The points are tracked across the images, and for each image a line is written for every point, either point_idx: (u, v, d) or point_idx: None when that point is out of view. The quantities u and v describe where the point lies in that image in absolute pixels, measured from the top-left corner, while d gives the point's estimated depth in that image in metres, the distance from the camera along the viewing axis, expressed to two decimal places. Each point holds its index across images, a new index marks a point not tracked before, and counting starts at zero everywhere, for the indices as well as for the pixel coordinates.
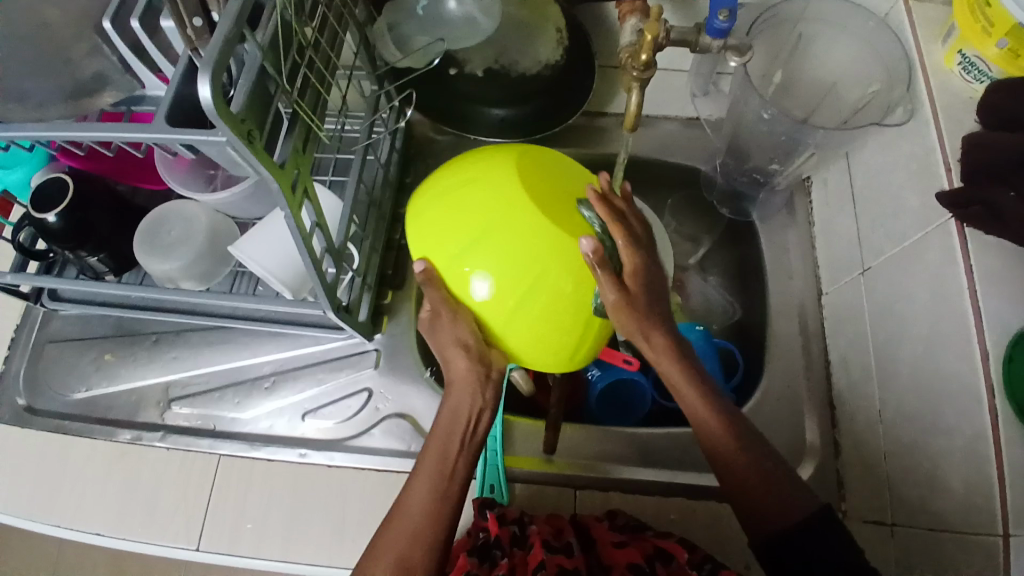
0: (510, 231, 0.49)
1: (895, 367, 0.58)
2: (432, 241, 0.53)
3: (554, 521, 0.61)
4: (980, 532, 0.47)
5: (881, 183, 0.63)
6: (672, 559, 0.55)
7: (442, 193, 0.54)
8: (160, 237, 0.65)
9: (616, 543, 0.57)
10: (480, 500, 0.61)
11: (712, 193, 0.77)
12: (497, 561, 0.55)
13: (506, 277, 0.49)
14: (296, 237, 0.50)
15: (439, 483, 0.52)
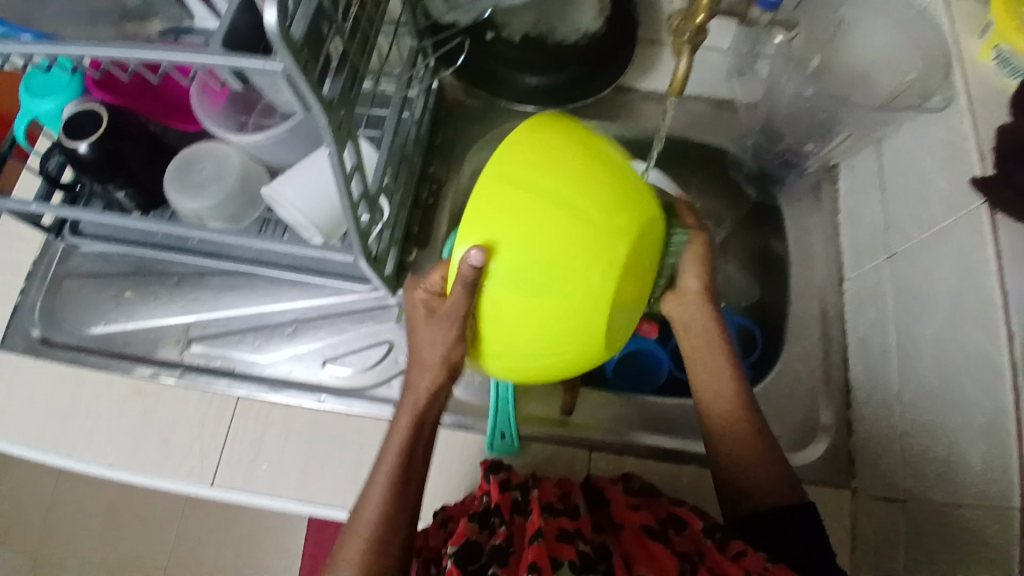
0: (581, 292, 0.43)
1: (918, 350, 0.58)
2: (507, 237, 0.42)
3: (562, 484, 0.60)
4: (996, 504, 0.48)
5: (912, 170, 0.62)
6: (686, 526, 0.55)
7: (535, 184, 0.43)
8: (191, 175, 0.65)
9: (631, 506, 0.57)
10: (489, 463, 0.61)
11: (740, 173, 0.79)
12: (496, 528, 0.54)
13: (547, 328, 0.44)
14: (337, 177, 0.50)
15: (395, 483, 0.53)
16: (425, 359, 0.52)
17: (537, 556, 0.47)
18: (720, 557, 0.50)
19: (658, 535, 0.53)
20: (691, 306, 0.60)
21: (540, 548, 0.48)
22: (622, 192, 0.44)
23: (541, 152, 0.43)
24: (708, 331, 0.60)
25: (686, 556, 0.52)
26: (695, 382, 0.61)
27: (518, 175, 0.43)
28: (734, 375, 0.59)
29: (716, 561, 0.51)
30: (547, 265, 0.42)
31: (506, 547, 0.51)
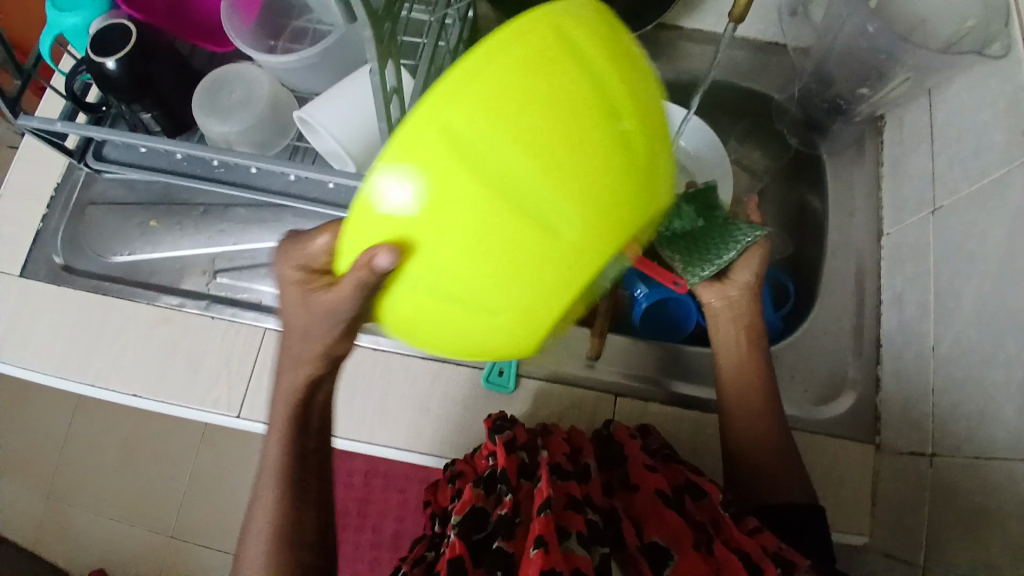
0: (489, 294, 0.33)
1: (957, 305, 0.57)
2: (415, 213, 0.31)
3: (575, 439, 0.60)
4: None
5: (965, 122, 0.59)
6: (704, 495, 0.56)
7: (478, 143, 0.30)
8: (220, 98, 0.64)
9: (648, 465, 0.57)
10: (493, 417, 0.60)
11: (783, 122, 0.77)
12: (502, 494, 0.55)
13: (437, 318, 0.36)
14: (377, 96, 0.49)
15: (287, 447, 0.52)
16: (303, 350, 0.51)
17: (544, 529, 0.47)
18: (736, 533, 0.52)
19: (673, 503, 0.54)
20: (733, 294, 0.63)
21: (547, 520, 0.48)
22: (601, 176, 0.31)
23: (501, 80, 0.29)
24: (745, 318, 0.63)
25: (702, 528, 0.53)
26: (716, 352, 0.64)
27: (461, 125, 0.29)
28: (760, 361, 0.62)
29: (732, 534, 0.52)
30: (455, 259, 0.32)
31: (513, 516, 0.52)
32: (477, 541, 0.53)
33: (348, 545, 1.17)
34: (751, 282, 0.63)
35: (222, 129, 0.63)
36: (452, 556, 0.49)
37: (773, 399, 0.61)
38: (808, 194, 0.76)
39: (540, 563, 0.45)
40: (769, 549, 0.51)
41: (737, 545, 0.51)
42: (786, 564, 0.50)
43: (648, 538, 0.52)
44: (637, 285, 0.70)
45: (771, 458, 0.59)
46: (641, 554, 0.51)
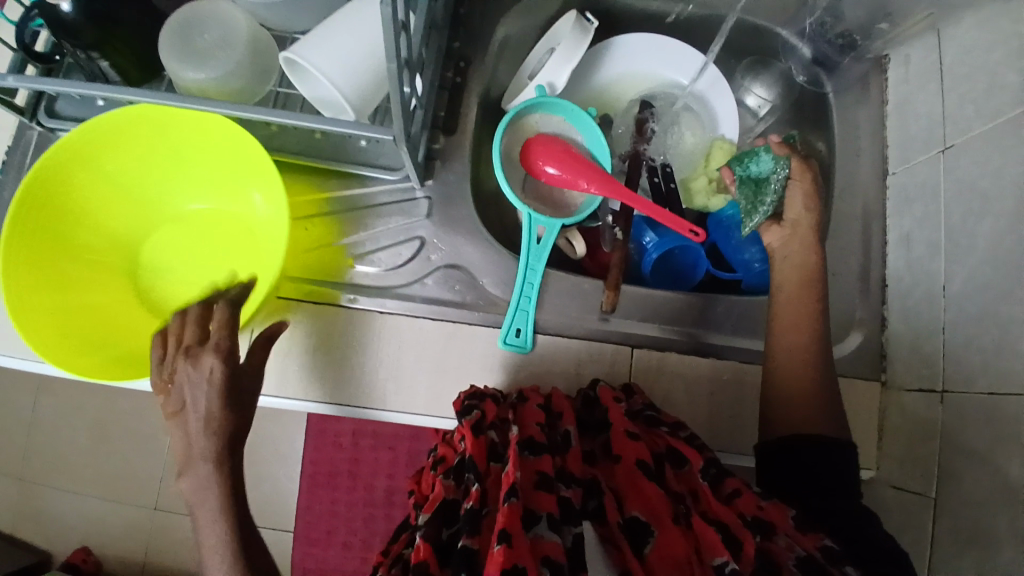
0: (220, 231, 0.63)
1: (970, 244, 0.58)
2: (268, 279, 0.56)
3: (554, 405, 0.60)
4: None
5: (977, 60, 0.60)
6: (684, 463, 0.55)
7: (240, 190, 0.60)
8: (193, 39, 0.57)
9: (629, 433, 0.55)
10: (469, 389, 0.61)
11: (791, 60, 0.74)
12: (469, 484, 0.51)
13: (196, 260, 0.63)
14: (386, 32, 0.43)
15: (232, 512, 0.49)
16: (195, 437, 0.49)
17: (507, 521, 0.43)
18: (715, 504, 0.50)
19: (652, 473, 0.53)
20: (802, 248, 0.62)
21: (511, 511, 0.44)
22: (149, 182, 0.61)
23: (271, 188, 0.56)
24: (807, 273, 0.62)
25: (681, 499, 0.51)
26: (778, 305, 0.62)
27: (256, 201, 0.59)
28: (818, 316, 0.61)
29: (710, 505, 0.51)
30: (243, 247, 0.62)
31: (480, 509, 0.49)
32: (446, 538, 0.50)
33: (341, 504, 1.14)
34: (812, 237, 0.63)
35: (192, 79, 0.57)
36: (416, 560, 0.46)
37: (825, 355, 0.60)
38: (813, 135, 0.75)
39: (501, 561, 0.41)
40: (747, 515, 0.50)
41: (715, 516, 0.49)
42: (764, 529, 0.50)
43: (628, 513, 0.50)
44: (646, 233, 0.69)
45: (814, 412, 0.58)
46: (620, 532, 0.49)
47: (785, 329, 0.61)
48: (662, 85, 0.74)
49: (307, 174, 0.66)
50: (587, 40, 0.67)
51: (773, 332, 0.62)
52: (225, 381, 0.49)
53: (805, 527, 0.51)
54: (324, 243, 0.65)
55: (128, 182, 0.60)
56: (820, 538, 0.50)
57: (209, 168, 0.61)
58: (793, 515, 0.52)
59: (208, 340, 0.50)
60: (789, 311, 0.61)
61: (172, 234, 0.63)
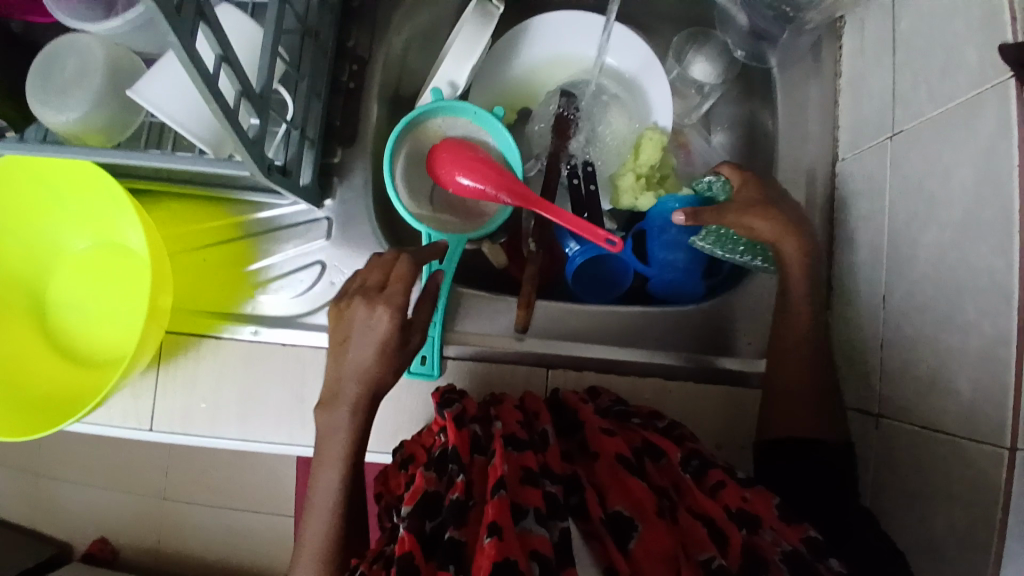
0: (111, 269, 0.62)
1: (913, 251, 0.50)
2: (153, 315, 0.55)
3: (529, 405, 0.56)
4: (981, 443, 0.42)
5: (931, 31, 0.50)
6: (662, 456, 0.50)
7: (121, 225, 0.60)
8: (52, 76, 0.54)
9: (605, 430, 0.51)
10: (442, 392, 0.57)
11: (729, 32, 0.67)
12: (454, 476, 0.47)
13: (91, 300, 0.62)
14: (194, 80, 0.38)
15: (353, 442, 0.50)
16: (349, 380, 0.50)
17: (497, 514, 0.40)
18: (700, 497, 0.46)
19: (633, 467, 0.48)
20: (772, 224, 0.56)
21: (500, 503, 0.41)
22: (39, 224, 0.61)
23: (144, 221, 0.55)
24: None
25: (663, 493, 0.47)
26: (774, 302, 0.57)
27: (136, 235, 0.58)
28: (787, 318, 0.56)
29: (696, 498, 0.46)
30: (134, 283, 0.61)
31: (466, 500, 0.45)
32: (430, 531, 0.44)
33: None
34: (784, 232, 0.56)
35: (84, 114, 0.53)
36: (401, 552, 0.41)
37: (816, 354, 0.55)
38: (760, 114, 0.68)
39: (492, 554, 0.37)
40: (732, 508, 0.45)
41: (701, 510, 0.45)
42: (750, 523, 0.44)
43: (611, 508, 0.45)
44: (568, 242, 0.63)
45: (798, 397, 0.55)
46: (603, 527, 0.44)
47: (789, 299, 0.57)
48: (574, 65, 0.68)
49: (202, 201, 0.63)
50: (491, 27, 0.61)
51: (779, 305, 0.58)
52: (392, 334, 0.50)
53: (789, 518, 0.46)
54: (225, 270, 0.63)
55: (12, 230, 0.60)
56: (807, 529, 0.45)
57: (89, 208, 0.60)
58: (778, 504, 0.47)
59: (386, 289, 0.50)
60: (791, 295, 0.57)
61: (68, 273, 0.62)
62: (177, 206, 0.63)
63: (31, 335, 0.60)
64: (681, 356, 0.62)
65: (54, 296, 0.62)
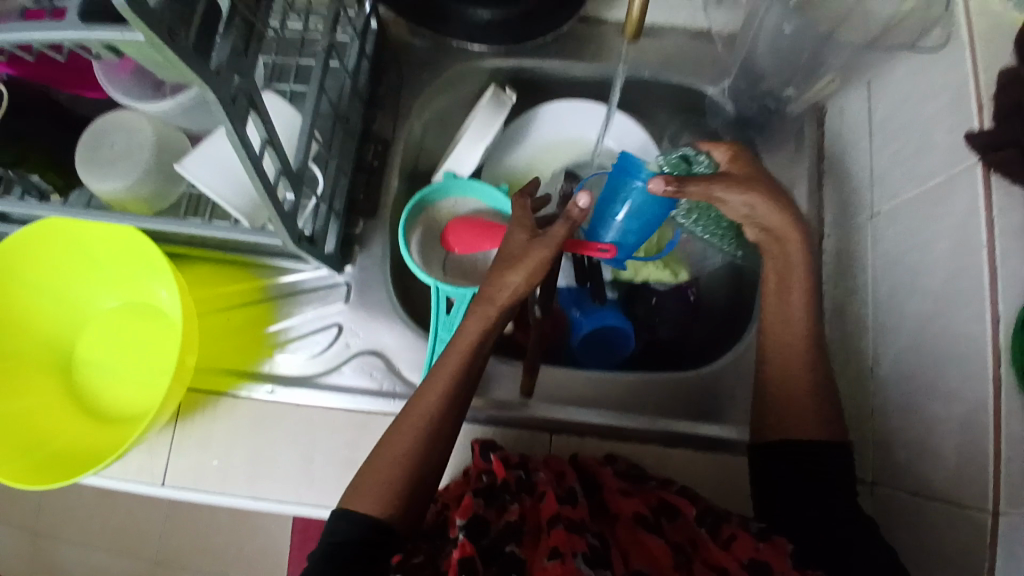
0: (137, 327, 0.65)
1: (897, 322, 0.54)
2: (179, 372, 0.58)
3: (553, 464, 0.58)
4: (968, 506, 0.44)
5: (903, 119, 0.56)
6: (678, 515, 0.53)
7: (153, 286, 0.64)
8: (101, 150, 0.59)
9: (622, 492, 0.55)
10: (482, 442, 0.59)
11: (716, 119, 0.72)
12: (506, 505, 0.53)
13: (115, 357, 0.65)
14: (243, 162, 0.44)
15: (459, 387, 0.51)
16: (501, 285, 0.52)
17: (559, 543, 0.48)
18: (714, 550, 0.50)
19: (652, 528, 0.52)
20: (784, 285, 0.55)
21: (561, 535, 0.49)
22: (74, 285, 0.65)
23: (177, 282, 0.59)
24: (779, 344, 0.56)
25: (680, 549, 0.51)
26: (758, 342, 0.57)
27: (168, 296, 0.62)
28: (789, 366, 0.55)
29: (710, 553, 0.50)
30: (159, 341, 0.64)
31: (517, 525, 0.52)
32: (482, 545, 0.51)
33: None
34: (788, 227, 0.53)
35: (142, 176, 0.59)
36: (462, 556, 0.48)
37: (819, 391, 0.54)
38: None
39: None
40: (744, 560, 0.48)
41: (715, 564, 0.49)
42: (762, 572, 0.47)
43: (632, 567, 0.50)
44: (575, 309, 0.69)
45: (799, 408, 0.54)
46: None
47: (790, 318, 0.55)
48: (568, 145, 0.74)
49: (229, 264, 0.68)
50: (503, 114, 0.68)
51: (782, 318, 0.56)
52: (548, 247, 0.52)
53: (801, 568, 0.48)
54: (247, 329, 0.66)
55: (48, 288, 0.64)
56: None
57: (122, 268, 0.64)
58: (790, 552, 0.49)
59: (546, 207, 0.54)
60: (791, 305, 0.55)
61: (95, 332, 0.65)
62: (205, 269, 0.67)
63: (55, 389, 0.63)
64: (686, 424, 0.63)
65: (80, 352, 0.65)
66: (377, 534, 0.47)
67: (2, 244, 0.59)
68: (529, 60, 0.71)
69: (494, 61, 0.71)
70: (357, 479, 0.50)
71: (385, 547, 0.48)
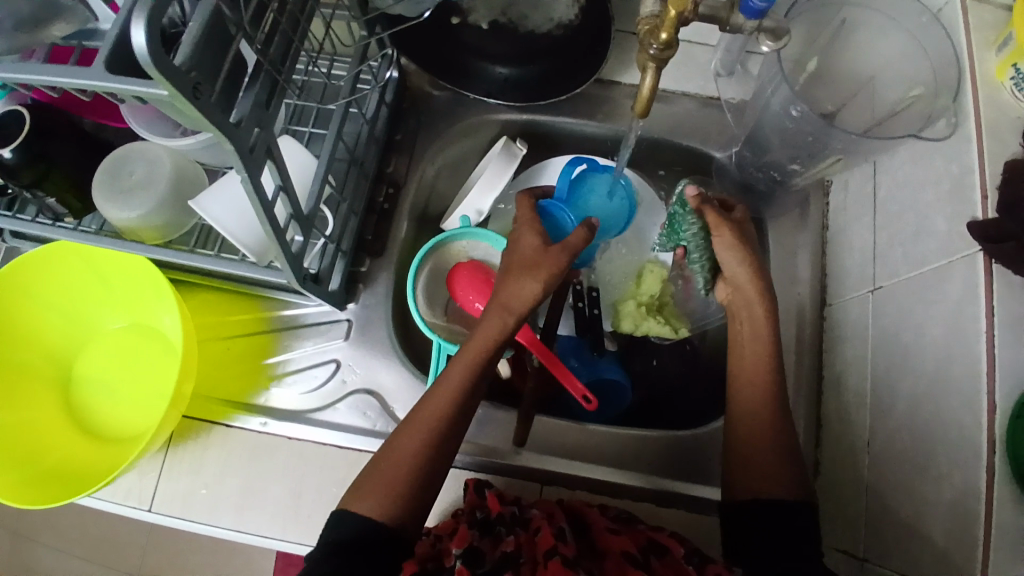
0: (139, 351, 0.66)
1: (892, 400, 0.53)
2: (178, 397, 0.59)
3: (546, 507, 0.57)
4: None
5: (906, 200, 0.56)
6: (666, 552, 0.53)
7: (157, 310, 0.65)
8: (121, 178, 0.61)
9: (610, 529, 0.54)
10: (474, 480, 0.59)
11: (723, 181, 0.73)
12: (501, 536, 0.54)
13: (114, 377, 0.65)
14: (253, 204, 0.45)
15: (466, 390, 0.52)
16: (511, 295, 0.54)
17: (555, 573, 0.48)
18: None
19: (640, 566, 0.51)
20: (762, 360, 0.57)
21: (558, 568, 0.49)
22: (82, 303, 0.66)
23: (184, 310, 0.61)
24: (761, 415, 0.55)
25: None
26: (731, 412, 0.57)
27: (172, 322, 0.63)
28: (778, 429, 0.55)
29: None
30: (159, 365, 0.65)
31: (514, 556, 0.52)
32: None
33: None
34: (755, 297, 0.57)
35: (156, 206, 0.60)
36: None
37: (787, 456, 0.53)
38: None
39: None
40: None
41: None
42: None
43: None
44: (571, 358, 0.69)
45: (765, 463, 0.53)
46: None
47: (751, 379, 0.57)
48: None
49: (237, 295, 0.69)
50: (514, 165, 0.71)
51: (744, 381, 0.57)
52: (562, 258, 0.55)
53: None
54: (248, 361, 0.67)
55: (57, 307, 0.65)
56: None
57: (132, 292, 0.65)
58: None
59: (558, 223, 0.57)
60: (756, 367, 0.57)
61: (98, 352, 0.66)
62: (213, 298, 0.69)
63: (55, 406, 0.63)
64: (677, 484, 0.62)
65: (81, 370, 0.66)
66: (379, 538, 0.47)
67: (22, 257, 0.61)
68: (542, 116, 0.73)
69: (507, 114, 0.73)
70: (360, 479, 0.50)
71: (392, 548, 0.47)
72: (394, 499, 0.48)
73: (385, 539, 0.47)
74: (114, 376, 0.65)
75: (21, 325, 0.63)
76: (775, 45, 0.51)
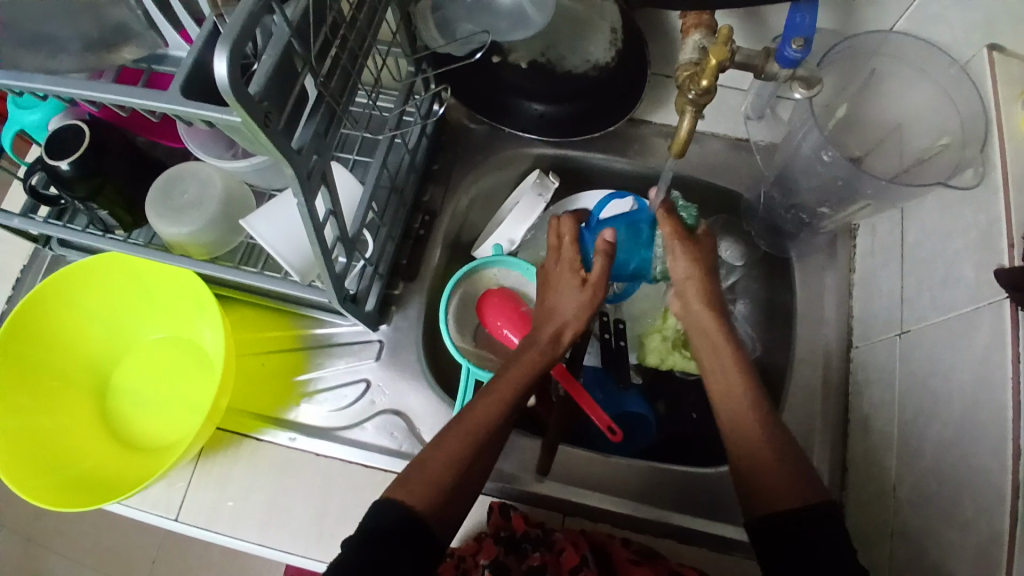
0: (176, 362, 0.68)
1: (919, 444, 0.54)
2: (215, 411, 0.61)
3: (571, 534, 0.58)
4: None
5: (934, 246, 0.57)
6: None
7: (197, 322, 0.67)
8: (173, 197, 0.64)
9: (631, 560, 0.55)
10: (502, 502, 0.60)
11: (752, 222, 0.75)
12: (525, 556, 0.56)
13: (150, 386, 0.67)
14: (305, 226, 0.47)
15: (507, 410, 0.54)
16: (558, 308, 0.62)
17: None
18: None
19: None
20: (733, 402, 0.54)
21: None
22: (125, 312, 0.69)
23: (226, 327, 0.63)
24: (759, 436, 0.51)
25: None
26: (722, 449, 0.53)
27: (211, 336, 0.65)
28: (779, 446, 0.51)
29: None
30: (195, 377, 0.67)
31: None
32: None
33: None
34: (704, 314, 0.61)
35: (208, 223, 0.63)
36: None
37: (807, 479, 0.48)
38: (778, 294, 0.74)
39: None
40: None
41: None
42: None
43: None
44: (596, 390, 0.70)
45: (777, 484, 0.48)
46: None
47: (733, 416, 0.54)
48: None
49: (272, 312, 0.71)
50: (544, 200, 0.72)
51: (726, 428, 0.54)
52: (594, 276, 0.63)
53: None
54: (280, 377, 0.68)
55: (103, 316, 0.68)
56: None
57: (174, 304, 0.68)
58: None
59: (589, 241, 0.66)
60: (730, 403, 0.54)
61: (137, 361, 0.69)
62: (250, 314, 0.71)
63: (92, 410, 0.66)
64: (697, 519, 0.62)
65: (117, 377, 0.68)
66: (414, 529, 0.46)
67: (74, 265, 0.64)
68: (574, 152, 0.75)
69: (540, 149, 0.76)
70: (401, 479, 0.50)
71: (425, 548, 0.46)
72: (436, 495, 0.48)
73: (428, 535, 0.46)
74: (150, 386, 0.67)
75: (65, 329, 0.66)
76: (807, 93, 0.52)
